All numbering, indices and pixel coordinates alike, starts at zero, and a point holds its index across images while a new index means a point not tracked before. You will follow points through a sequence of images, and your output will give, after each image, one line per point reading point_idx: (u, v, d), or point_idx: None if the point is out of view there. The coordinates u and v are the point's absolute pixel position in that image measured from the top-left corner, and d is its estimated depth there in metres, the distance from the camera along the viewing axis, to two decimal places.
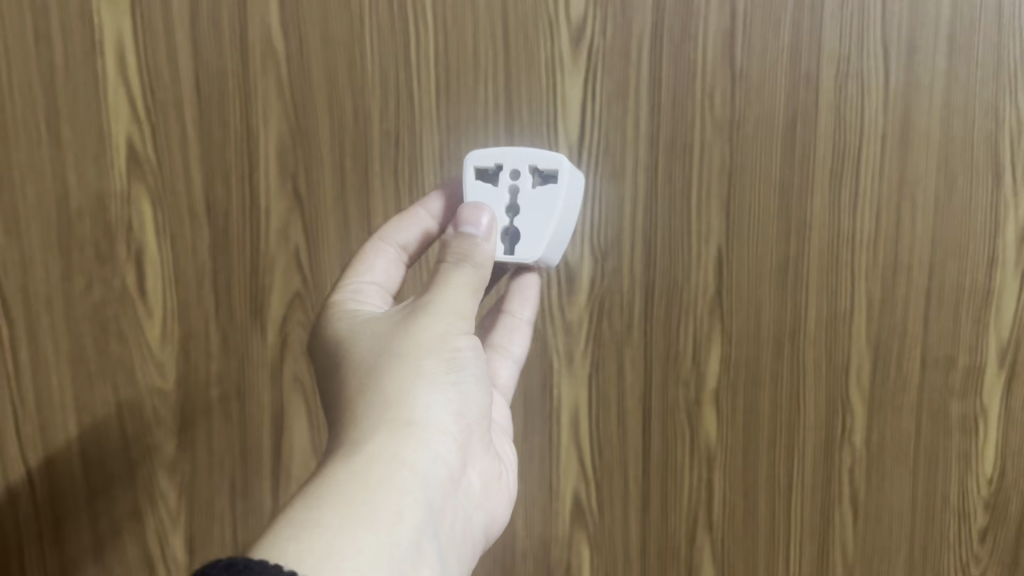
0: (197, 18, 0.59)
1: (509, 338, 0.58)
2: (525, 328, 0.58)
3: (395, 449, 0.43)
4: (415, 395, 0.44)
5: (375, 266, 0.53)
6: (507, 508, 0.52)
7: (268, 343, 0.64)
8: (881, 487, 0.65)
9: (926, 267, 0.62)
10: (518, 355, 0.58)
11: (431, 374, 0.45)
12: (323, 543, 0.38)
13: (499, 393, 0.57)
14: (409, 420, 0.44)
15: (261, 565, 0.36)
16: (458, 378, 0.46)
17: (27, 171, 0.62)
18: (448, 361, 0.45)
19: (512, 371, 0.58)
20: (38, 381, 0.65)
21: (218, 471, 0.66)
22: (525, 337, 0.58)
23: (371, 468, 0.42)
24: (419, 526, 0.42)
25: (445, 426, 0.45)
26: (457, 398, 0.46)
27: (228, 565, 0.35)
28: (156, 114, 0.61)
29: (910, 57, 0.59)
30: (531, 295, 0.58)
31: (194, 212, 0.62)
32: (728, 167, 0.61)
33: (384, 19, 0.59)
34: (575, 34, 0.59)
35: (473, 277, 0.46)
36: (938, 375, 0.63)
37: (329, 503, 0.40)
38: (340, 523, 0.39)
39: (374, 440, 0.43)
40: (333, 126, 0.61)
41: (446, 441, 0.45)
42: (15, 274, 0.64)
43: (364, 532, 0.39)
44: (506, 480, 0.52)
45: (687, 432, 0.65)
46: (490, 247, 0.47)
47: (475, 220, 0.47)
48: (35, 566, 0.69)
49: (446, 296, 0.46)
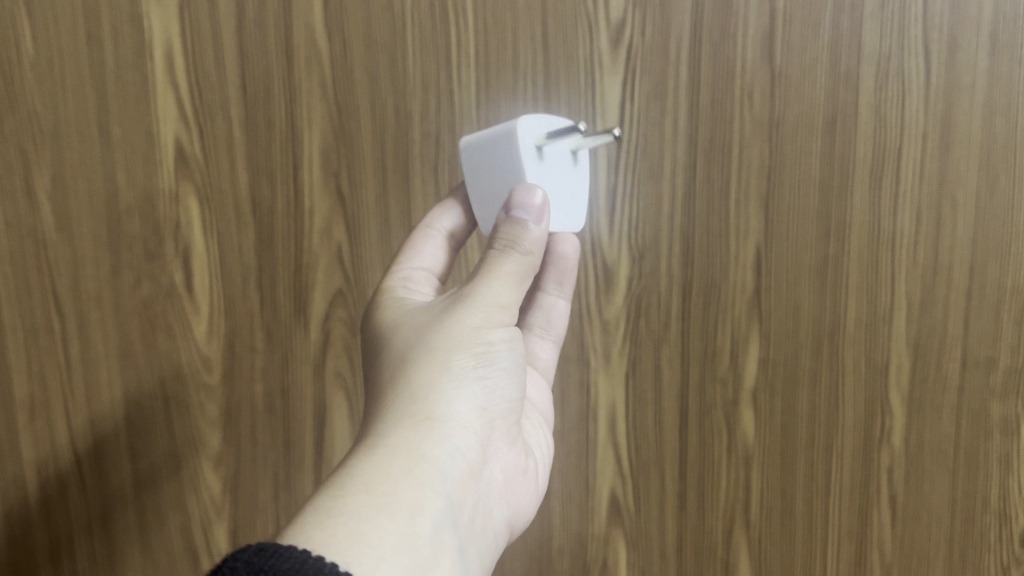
0: (244, 21, 0.60)
1: (547, 317, 0.59)
2: (563, 306, 0.59)
3: (419, 441, 0.43)
4: (441, 388, 0.45)
5: (422, 251, 0.55)
6: (529, 503, 0.52)
7: (311, 339, 0.65)
8: (920, 487, 0.65)
9: (967, 266, 0.61)
10: (557, 332, 0.59)
11: (459, 369, 0.45)
12: (346, 531, 0.39)
13: (538, 372, 0.59)
14: (434, 413, 0.44)
15: (289, 552, 0.36)
16: (486, 374, 0.46)
17: (78, 169, 0.64)
18: (478, 356, 0.46)
19: (553, 350, 0.59)
20: (88, 374, 0.67)
21: (262, 464, 0.67)
22: (564, 314, 0.59)
23: (394, 459, 0.42)
24: (437, 518, 0.42)
25: (469, 421, 0.45)
26: (483, 393, 0.46)
27: (259, 550, 0.36)
28: (204, 115, 0.62)
29: (951, 55, 0.58)
30: (569, 269, 0.57)
31: (239, 211, 0.63)
32: (768, 167, 0.61)
33: (425, 21, 0.60)
34: (614, 34, 0.60)
35: (518, 268, 0.47)
36: (979, 376, 0.63)
37: (353, 492, 0.41)
38: (364, 512, 0.40)
39: (398, 431, 0.43)
40: (375, 126, 0.61)
41: (468, 435, 0.45)
42: (66, 270, 0.65)
43: (384, 521, 0.40)
44: (530, 477, 0.53)
45: (725, 430, 0.65)
46: (541, 232, 0.47)
47: (525, 202, 0.46)
48: (85, 556, 0.70)
49: (484, 290, 0.46)
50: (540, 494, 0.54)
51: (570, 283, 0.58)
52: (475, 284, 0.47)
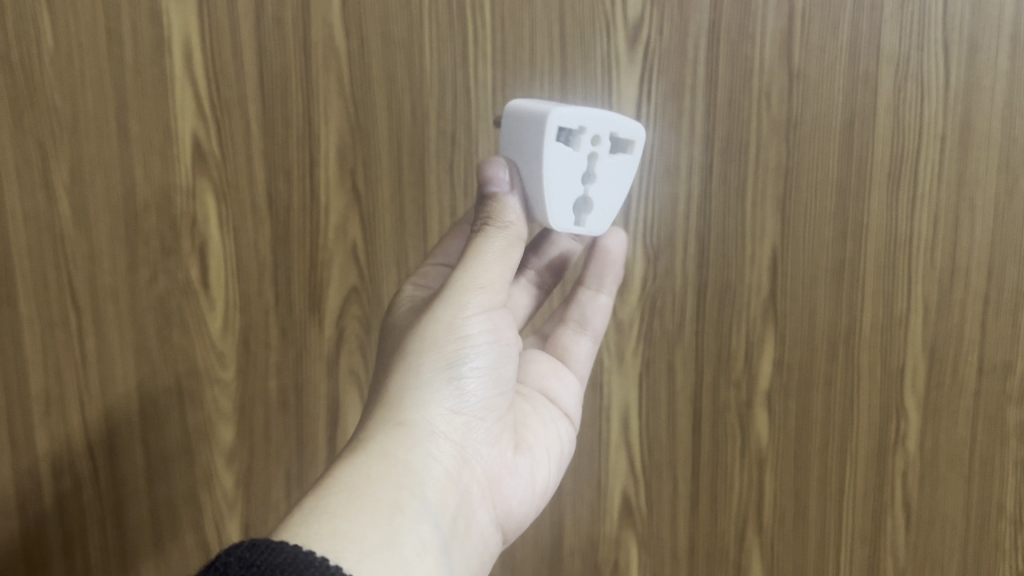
0: (262, 18, 0.61)
1: (583, 313, 0.58)
2: (602, 301, 0.58)
3: (396, 444, 0.44)
4: (415, 391, 0.45)
5: (450, 247, 0.54)
6: (531, 503, 0.51)
7: (326, 335, 0.65)
8: (935, 492, 0.65)
9: (985, 271, 0.61)
10: (594, 330, 0.58)
11: (433, 371, 0.45)
12: (329, 528, 0.40)
13: (571, 371, 0.57)
14: (410, 417, 0.45)
15: (281, 547, 0.37)
16: (461, 373, 0.46)
17: (97, 164, 0.64)
18: (451, 357, 0.45)
19: (590, 347, 0.58)
20: (104, 368, 0.67)
21: (274, 459, 0.68)
22: (604, 311, 0.58)
23: (371, 462, 0.43)
24: (418, 518, 0.42)
25: (444, 422, 0.46)
26: (459, 394, 0.46)
27: (251, 546, 0.37)
28: (221, 111, 0.62)
29: (971, 57, 0.58)
30: (613, 264, 0.57)
31: (256, 207, 0.64)
32: (785, 167, 0.60)
33: (443, 19, 0.60)
34: (631, 33, 0.59)
35: (502, 243, 0.46)
36: (995, 381, 0.63)
37: (335, 492, 0.42)
38: (345, 510, 0.41)
39: (378, 435, 0.45)
40: (392, 124, 0.62)
41: (446, 436, 0.45)
42: (83, 264, 0.66)
43: (365, 519, 0.41)
44: (532, 479, 0.51)
45: (738, 433, 0.65)
46: (516, 199, 0.47)
47: (493, 174, 0.46)
48: (98, 549, 0.71)
49: (455, 282, 0.46)
50: (545, 496, 0.52)
51: (613, 278, 0.57)
52: (461, 275, 0.46)
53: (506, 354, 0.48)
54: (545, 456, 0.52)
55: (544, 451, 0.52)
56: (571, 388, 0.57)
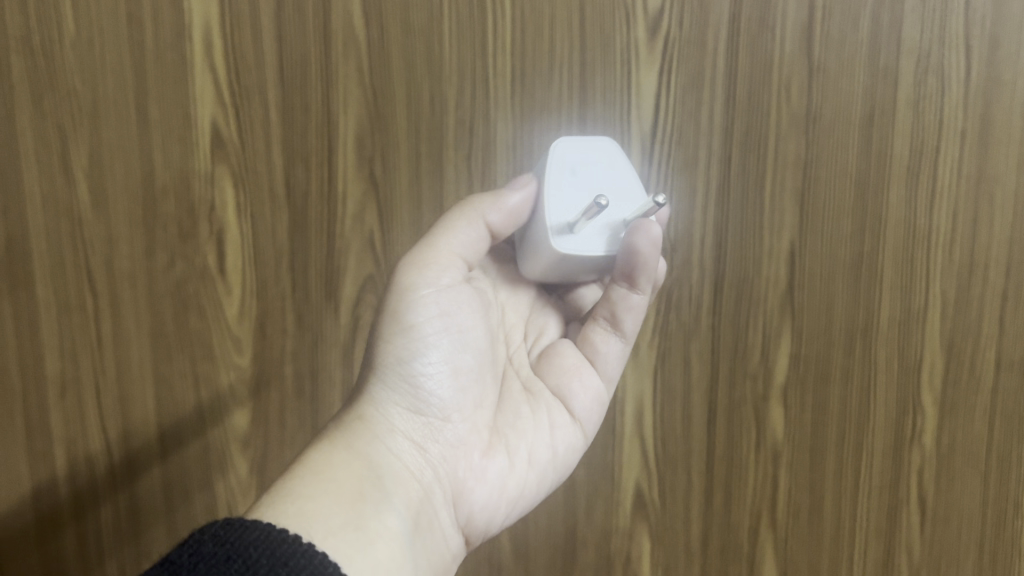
0: (282, 5, 0.61)
1: (614, 310, 0.50)
2: (636, 302, 0.49)
3: (358, 435, 0.45)
4: (379, 384, 0.46)
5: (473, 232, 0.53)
6: (513, 502, 0.48)
7: (341, 323, 0.65)
8: (951, 489, 0.64)
9: (1004, 266, 0.61)
10: (626, 329, 0.51)
11: (393, 366, 0.45)
12: (295, 507, 0.41)
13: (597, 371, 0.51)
14: (371, 410, 0.45)
15: (254, 524, 0.37)
16: (422, 367, 0.46)
17: (116, 149, 0.64)
18: (413, 349, 0.45)
19: (619, 349, 0.51)
20: (120, 352, 0.68)
21: (288, 445, 0.68)
22: (639, 312, 0.50)
23: (336, 451, 0.44)
24: (381, 505, 0.43)
25: (407, 414, 0.46)
26: (421, 388, 0.46)
27: (226, 523, 0.37)
28: (241, 98, 0.62)
29: (992, 52, 0.58)
30: (647, 263, 0.46)
31: (274, 194, 0.64)
32: (804, 160, 0.60)
33: (463, 7, 0.60)
34: (652, 23, 0.59)
35: (461, 227, 0.46)
36: (1012, 378, 0.62)
37: (303, 475, 0.43)
38: (310, 491, 0.42)
39: (343, 428, 0.45)
40: (410, 113, 0.62)
41: (409, 429, 0.46)
42: (101, 248, 0.66)
43: (331, 501, 0.42)
44: (506, 480, 0.47)
45: (754, 426, 0.65)
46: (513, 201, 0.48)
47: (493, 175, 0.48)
48: (110, 533, 0.71)
49: (414, 274, 0.46)
50: (532, 497, 0.49)
51: (648, 276, 0.47)
52: (423, 265, 0.46)
53: (471, 345, 0.47)
54: (535, 456, 0.49)
55: (528, 453, 0.49)
56: (590, 390, 0.51)
